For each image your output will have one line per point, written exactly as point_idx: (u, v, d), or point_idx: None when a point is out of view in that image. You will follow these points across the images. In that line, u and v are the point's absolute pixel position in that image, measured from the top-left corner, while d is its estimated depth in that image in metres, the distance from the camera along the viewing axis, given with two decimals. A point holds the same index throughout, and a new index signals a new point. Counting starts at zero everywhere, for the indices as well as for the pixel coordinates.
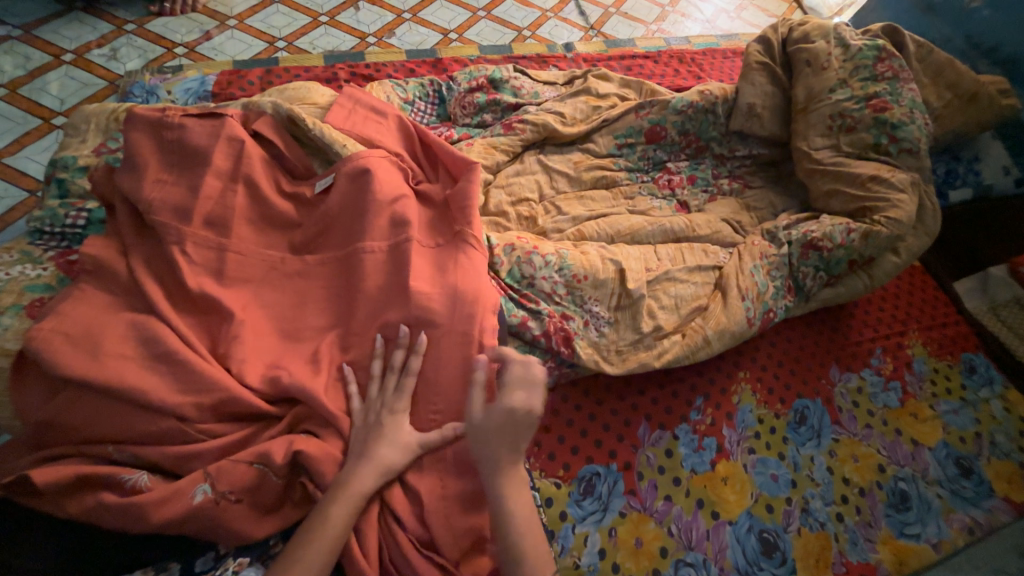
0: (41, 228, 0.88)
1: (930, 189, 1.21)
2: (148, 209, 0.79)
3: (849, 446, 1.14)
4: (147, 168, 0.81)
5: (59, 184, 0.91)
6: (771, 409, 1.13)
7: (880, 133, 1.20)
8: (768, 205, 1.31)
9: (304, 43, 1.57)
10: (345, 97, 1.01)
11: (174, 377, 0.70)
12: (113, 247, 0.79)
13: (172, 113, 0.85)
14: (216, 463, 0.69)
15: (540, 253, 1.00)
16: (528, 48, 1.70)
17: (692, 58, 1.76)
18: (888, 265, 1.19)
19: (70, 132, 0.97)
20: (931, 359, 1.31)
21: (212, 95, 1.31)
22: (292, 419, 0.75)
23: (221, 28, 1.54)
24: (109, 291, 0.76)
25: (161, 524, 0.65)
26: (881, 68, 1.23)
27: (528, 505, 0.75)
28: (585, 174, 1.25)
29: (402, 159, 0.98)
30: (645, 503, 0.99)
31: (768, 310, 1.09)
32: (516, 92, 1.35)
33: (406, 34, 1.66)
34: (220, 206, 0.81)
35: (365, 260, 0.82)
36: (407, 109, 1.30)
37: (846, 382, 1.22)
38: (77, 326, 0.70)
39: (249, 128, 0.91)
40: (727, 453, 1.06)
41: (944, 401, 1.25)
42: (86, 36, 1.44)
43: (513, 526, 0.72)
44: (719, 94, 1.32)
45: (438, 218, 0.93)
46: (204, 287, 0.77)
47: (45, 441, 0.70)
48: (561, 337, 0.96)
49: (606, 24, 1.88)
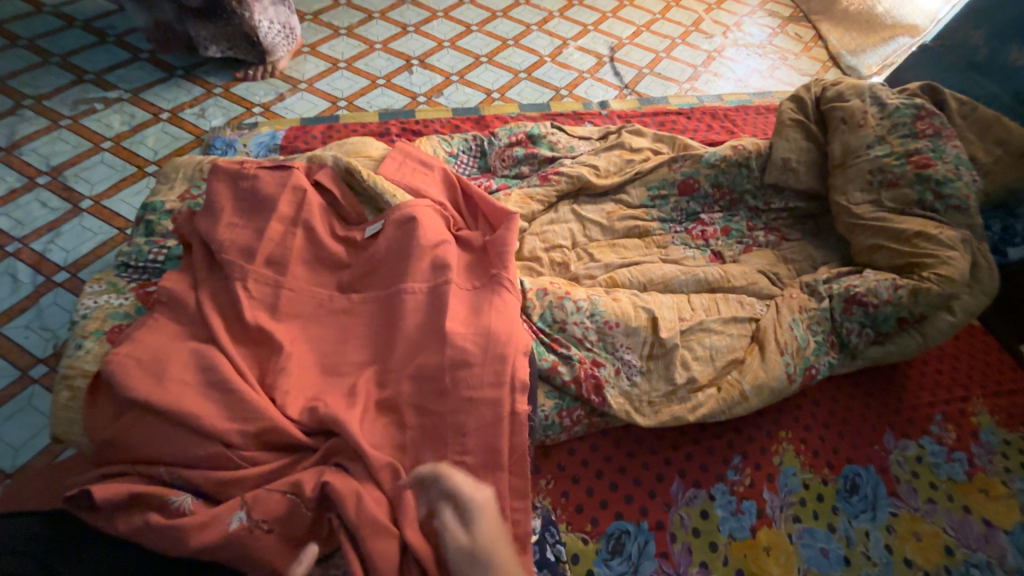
0: (127, 262, 0.99)
1: (984, 246, 1.16)
2: (220, 248, 0.88)
3: (909, 522, 1.04)
4: (223, 212, 0.91)
5: (146, 225, 1.03)
6: (818, 474, 1.06)
7: (924, 189, 1.18)
8: (807, 258, 1.29)
9: (362, 102, 1.74)
10: (397, 151, 1.11)
11: (224, 403, 0.75)
12: (186, 281, 0.88)
13: (249, 166, 0.96)
14: (253, 491, 0.72)
15: (572, 299, 1.02)
16: (565, 106, 1.82)
17: (725, 114, 1.82)
18: (943, 323, 1.12)
19: (161, 180, 1.11)
20: (1000, 429, 1.20)
21: (280, 147, 1.47)
22: (326, 451, 0.77)
23: (292, 91, 1.74)
24: (178, 321, 0.84)
25: (197, 550, 0.67)
26: (921, 125, 1.23)
27: None
28: (618, 224, 1.28)
29: (445, 208, 1.06)
30: (678, 569, 0.93)
31: (809, 366, 1.05)
32: (553, 146, 1.43)
33: (453, 94, 1.82)
34: (281, 248, 0.89)
35: (406, 300, 0.87)
36: (451, 161, 1.40)
37: (902, 450, 1.13)
38: (147, 352, 0.77)
39: (311, 178, 1.01)
40: (769, 520, 0.99)
41: (1020, 478, 1.13)
42: (181, 98, 1.67)
43: None
44: (753, 149, 1.35)
45: (475, 262, 0.98)
46: (260, 320, 0.84)
47: (106, 458, 0.75)
48: (591, 384, 0.96)
49: (640, 83, 1.99)
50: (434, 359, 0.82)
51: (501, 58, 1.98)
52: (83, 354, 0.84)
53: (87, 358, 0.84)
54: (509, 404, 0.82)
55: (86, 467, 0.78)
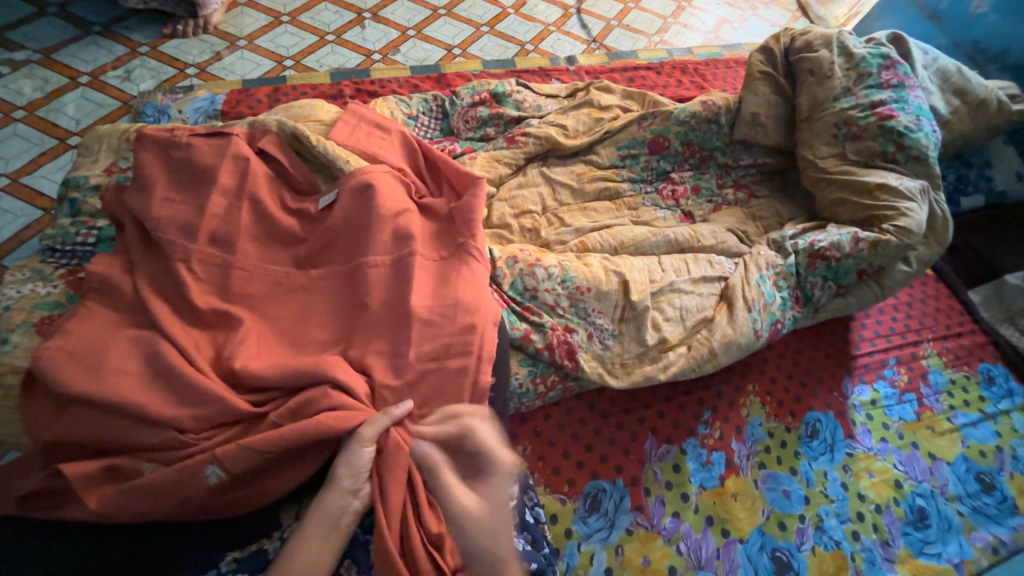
0: (53, 246, 0.89)
1: (940, 196, 1.19)
2: (155, 226, 0.80)
3: (864, 461, 1.11)
4: (155, 186, 0.83)
5: (70, 203, 0.93)
6: (782, 422, 1.11)
7: (887, 141, 1.19)
8: (774, 214, 1.30)
9: (311, 61, 1.60)
10: (349, 113, 1.03)
11: (172, 390, 0.70)
12: (120, 265, 0.80)
13: (181, 134, 0.87)
14: (223, 446, 0.68)
15: (543, 265, 1.00)
16: (531, 62, 1.72)
17: (695, 68, 1.77)
18: (900, 273, 1.16)
19: (83, 153, 0.99)
20: (947, 369, 1.28)
21: (221, 113, 1.34)
22: (299, 401, 0.72)
23: (231, 49, 1.58)
24: (115, 308, 0.77)
25: (181, 503, 0.67)
26: (885, 76, 1.23)
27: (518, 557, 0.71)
28: (588, 185, 1.25)
29: (406, 174, 0.99)
30: (653, 520, 0.97)
31: (775, 321, 1.08)
32: (519, 105, 1.36)
33: (411, 50, 1.69)
34: (225, 224, 0.82)
35: (368, 275, 0.82)
36: (411, 124, 1.31)
37: (859, 395, 1.19)
38: (81, 344, 0.71)
39: (254, 146, 0.93)
40: (736, 469, 1.03)
41: (962, 413, 1.22)
42: (102, 58, 1.49)
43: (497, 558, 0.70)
44: (722, 105, 1.32)
45: (441, 231, 0.93)
46: (208, 303, 0.78)
47: (54, 457, 0.70)
48: (564, 350, 0.96)
49: (608, 37, 1.90)
50: (400, 335, 0.79)
51: (461, 11, 1.85)
52: (10, 349, 0.77)
53: (16, 353, 0.77)
54: (474, 373, 0.80)
55: (29, 467, 0.73)
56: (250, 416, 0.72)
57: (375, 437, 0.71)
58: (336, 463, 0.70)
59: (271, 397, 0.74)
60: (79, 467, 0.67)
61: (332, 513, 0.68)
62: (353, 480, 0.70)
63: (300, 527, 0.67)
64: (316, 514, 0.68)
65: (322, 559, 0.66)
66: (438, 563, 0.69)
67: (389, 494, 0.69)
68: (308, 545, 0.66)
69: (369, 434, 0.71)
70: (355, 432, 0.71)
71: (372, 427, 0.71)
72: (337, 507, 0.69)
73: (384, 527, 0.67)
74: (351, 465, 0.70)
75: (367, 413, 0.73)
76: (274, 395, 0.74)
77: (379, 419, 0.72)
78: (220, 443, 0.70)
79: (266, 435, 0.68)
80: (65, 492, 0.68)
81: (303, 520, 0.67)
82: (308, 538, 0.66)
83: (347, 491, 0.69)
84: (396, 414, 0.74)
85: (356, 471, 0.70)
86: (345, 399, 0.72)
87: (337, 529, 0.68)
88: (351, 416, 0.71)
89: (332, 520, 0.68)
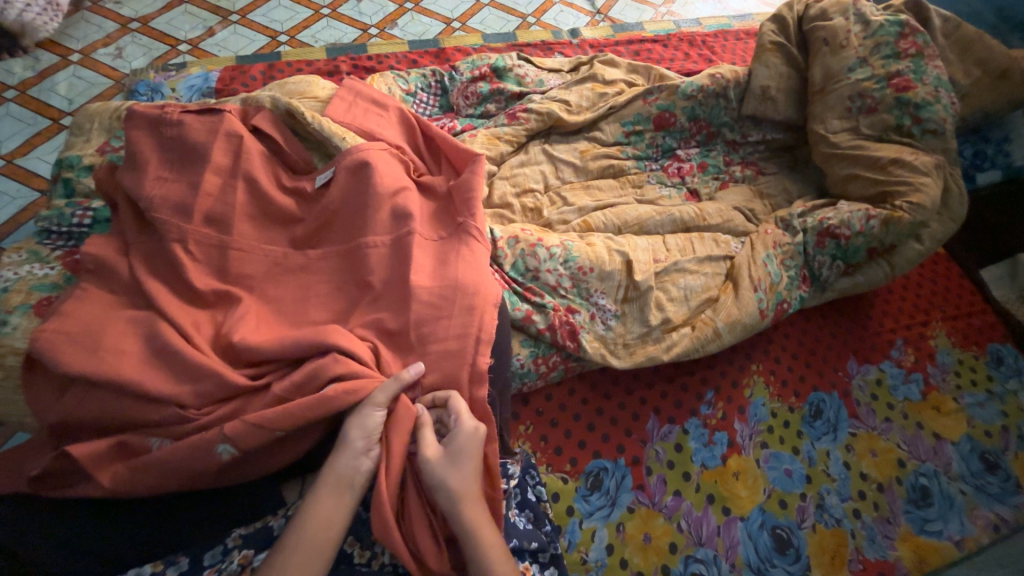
0: (49, 228, 0.89)
1: (955, 172, 1.15)
2: (149, 206, 0.79)
3: (867, 441, 1.11)
4: (149, 165, 0.81)
5: (65, 183, 0.92)
6: (785, 402, 1.10)
7: (903, 114, 1.14)
8: (782, 191, 1.27)
9: (305, 37, 1.55)
10: (345, 89, 1.00)
11: (170, 370, 0.70)
12: (115, 246, 0.80)
13: (172, 110, 0.85)
14: (229, 423, 0.68)
15: (545, 245, 0.98)
16: (532, 36, 1.66)
17: (703, 41, 1.70)
18: (911, 252, 1.14)
19: (75, 132, 0.97)
20: (955, 350, 1.26)
21: (214, 91, 1.31)
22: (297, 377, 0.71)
23: (223, 24, 1.53)
24: (112, 290, 0.77)
25: (195, 476, 0.68)
26: (903, 44, 1.17)
27: (495, 540, 0.69)
28: (591, 163, 1.21)
29: (403, 152, 0.96)
30: (654, 498, 0.97)
31: (780, 301, 1.06)
32: (520, 80, 1.32)
33: (409, 24, 1.64)
34: (220, 204, 0.80)
35: (368, 255, 0.81)
36: (409, 101, 1.29)
37: (864, 374, 1.18)
38: (78, 326, 0.71)
39: (248, 123, 0.90)
40: (738, 448, 1.03)
41: (969, 393, 1.20)
42: (92, 35, 1.45)
43: (470, 539, 0.68)
44: (731, 77, 1.27)
45: (440, 211, 0.92)
46: (207, 284, 0.77)
47: (62, 437, 0.71)
48: (566, 330, 0.94)
49: (613, 8, 1.83)
50: (399, 316, 0.78)
51: None
52: (10, 330, 0.77)
53: (15, 335, 0.77)
54: (473, 355, 0.78)
55: (35, 447, 0.74)
56: (251, 389, 0.72)
57: (386, 401, 0.71)
58: (348, 424, 0.70)
59: (268, 370, 0.74)
60: (81, 448, 0.67)
61: (346, 474, 0.68)
62: (365, 442, 0.70)
63: (311, 492, 0.67)
64: (328, 475, 0.68)
65: (335, 520, 0.66)
66: (430, 522, 0.71)
67: (394, 462, 0.70)
68: (321, 508, 0.66)
69: (381, 399, 0.70)
70: (368, 397, 0.71)
71: (383, 392, 0.71)
72: (349, 467, 0.68)
73: (386, 498, 0.68)
74: (362, 428, 0.70)
75: (377, 379, 0.72)
76: (270, 367, 0.74)
77: (390, 383, 0.71)
78: (221, 418, 0.69)
79: (272, 413, 0.67)
80: (75, 472, 0.68)
81: (315, 484, 0.68)
82: (322, 501, 0.67)
83: (359, 453, 0.69)
84: (406, 377, 0.72)
85: (364, 435, 0.70)
86: (351, 365, 0.71)
87: (351, 488, 0.68)
88: (358, 384, 0.70)
89: (346, 481, 0.68)
